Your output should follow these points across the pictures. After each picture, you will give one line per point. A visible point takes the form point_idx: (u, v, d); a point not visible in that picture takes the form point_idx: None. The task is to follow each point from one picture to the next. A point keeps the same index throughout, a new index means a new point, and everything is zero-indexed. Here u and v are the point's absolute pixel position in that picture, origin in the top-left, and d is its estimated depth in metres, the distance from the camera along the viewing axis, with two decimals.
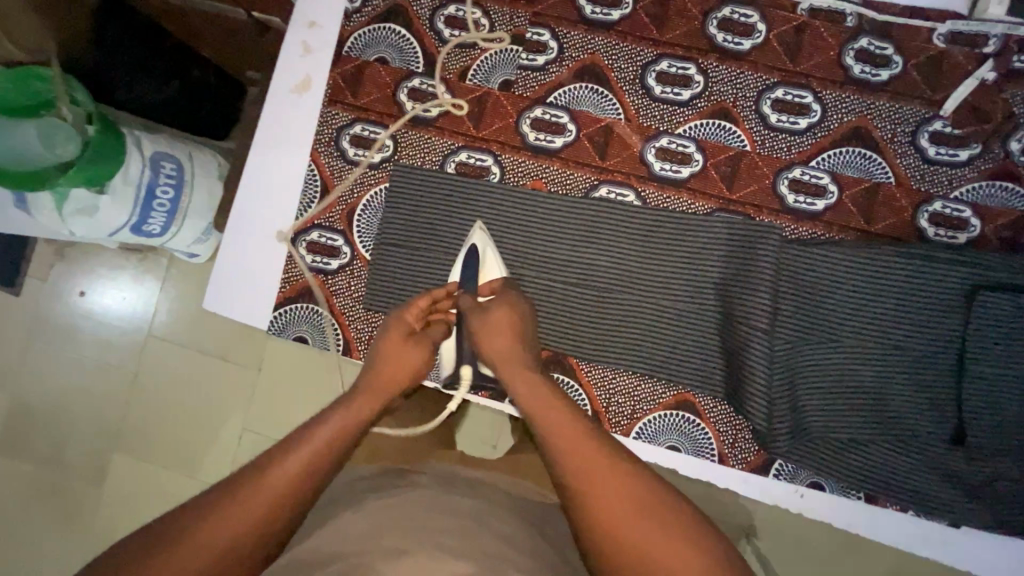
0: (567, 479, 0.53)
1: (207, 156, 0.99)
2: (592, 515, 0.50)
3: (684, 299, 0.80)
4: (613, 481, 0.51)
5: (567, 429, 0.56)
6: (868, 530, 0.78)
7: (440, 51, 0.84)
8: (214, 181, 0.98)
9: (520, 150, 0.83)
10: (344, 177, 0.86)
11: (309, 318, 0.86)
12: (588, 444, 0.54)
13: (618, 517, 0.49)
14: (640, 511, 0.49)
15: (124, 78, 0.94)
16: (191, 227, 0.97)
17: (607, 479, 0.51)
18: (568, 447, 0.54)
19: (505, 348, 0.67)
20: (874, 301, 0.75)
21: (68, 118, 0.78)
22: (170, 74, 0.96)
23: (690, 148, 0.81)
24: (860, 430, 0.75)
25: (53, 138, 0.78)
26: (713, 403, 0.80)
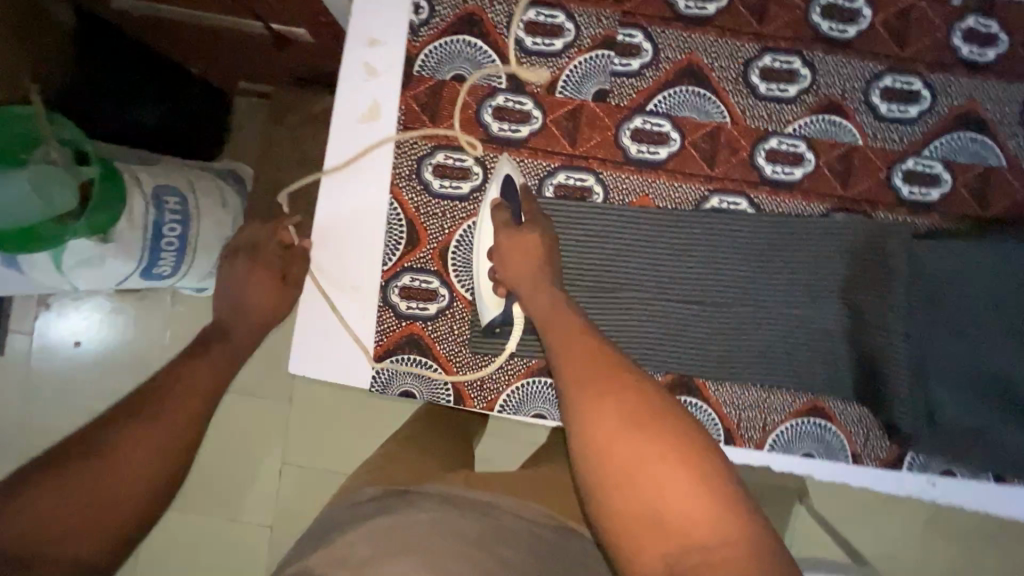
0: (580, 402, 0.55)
1: (211, 183, 1.02)
2: (590, 428, 0.53)
3: (809, 306, 0.78)
4: (610, 394, 0.54)
5: (584, 350, 0.59)
6: (996, 508, 0.80)
7: (524, 63, 0.77)
8: (221, 214, 1.01)
9: (623, 165, 0.78)
10: (432, 213, 0.78)
11: (414, 369, 0.79)
12: (597, 367, 0.57)
13: (608, 429, 0.52)
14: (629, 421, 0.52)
15: (144, 107, 0.95)
16: (201, 262, 1.00)
17: (608, 391, 0.55)
18: (575, 363, 0.58)
19: (525, 268, 0.68)
20: (1006, 288, 0.74)
21: (61, 162, 0.73)
22: (163, 97, 0.97)
23: (801, 147, 0.77)
24: (994, 420, 0.75)
25: (47, 187, 0.72)
26: (844, 406, 0.80)
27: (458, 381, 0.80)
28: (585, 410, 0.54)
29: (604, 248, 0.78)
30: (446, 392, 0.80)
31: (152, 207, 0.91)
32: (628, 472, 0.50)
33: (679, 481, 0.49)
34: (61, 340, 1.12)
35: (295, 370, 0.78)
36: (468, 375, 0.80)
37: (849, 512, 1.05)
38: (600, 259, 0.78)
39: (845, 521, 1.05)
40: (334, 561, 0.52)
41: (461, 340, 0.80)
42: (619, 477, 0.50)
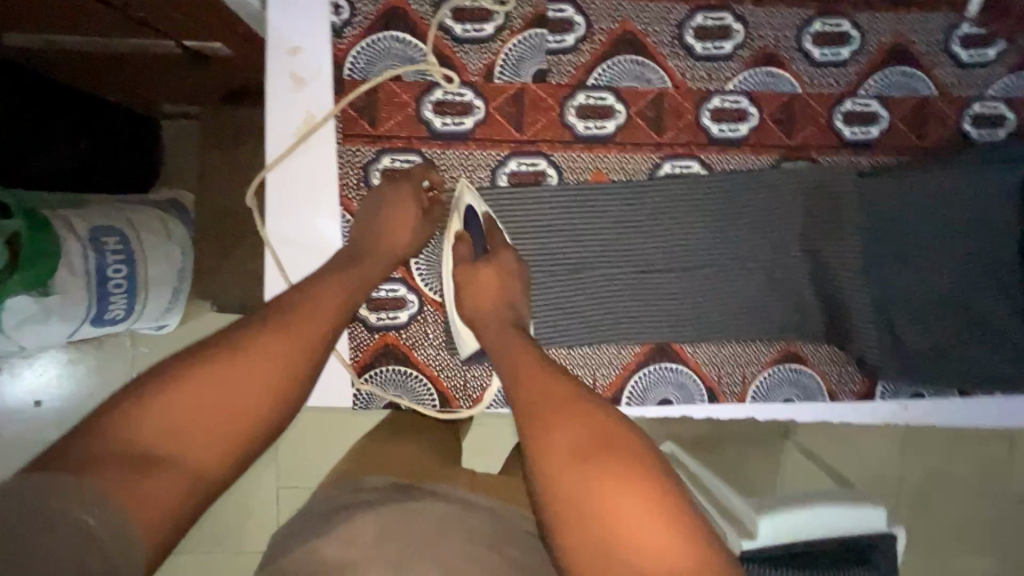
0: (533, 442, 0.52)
1: (151, 217, 0.97)
2: (548, 466, 0.50)
3: (770, 257, 0.79)
4: (567, 421, 0.52)
5: (544, 384, 0.56)
6: (962, 418, 0.85)
7: (457, 52, 0.74)
8: (165, 247, 0.97)
9: (572, 144, 0.77)
10: None
11: (395, 380, 0.79)
12: (555, 395, 0.54)
13: (566, 457, 0.50)
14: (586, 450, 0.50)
15: (65, 141, 0.87)
16: (155, 301, 0.98)
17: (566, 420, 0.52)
18: (532, 391, 0.55)
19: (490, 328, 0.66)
20: (948, 212, 0.77)
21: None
22: (82, 129, 0.89)
23: (744, 102, 0.78)
24: (953, 337, 0.79)
25: None
26: (814, 347, 0.83)
27: (441, 384, 0.79)
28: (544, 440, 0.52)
29: (566, 229, 0.77)
30: (431, 397, 0.79)
31: (91, 253, 0.87)
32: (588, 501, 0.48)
33: (640, 512, 0.47)
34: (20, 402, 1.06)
35: None
36: (450, 377, 0.79)
37: (829, 441, 1.10)
38: (564, 241, 0.77)
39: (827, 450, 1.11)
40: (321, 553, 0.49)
41: (437, 343, 0.79)
42: (580, 507, 0.48)
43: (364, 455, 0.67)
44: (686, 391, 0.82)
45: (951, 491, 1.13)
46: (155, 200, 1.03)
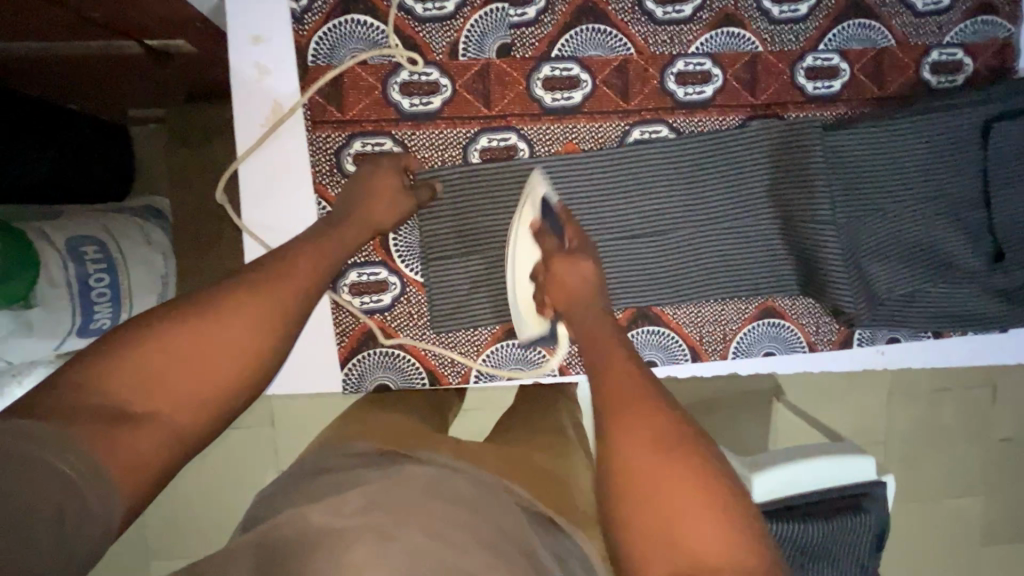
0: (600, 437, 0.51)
1: (126, 223, 0.97)
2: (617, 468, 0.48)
3: (742, 215, 0.81)
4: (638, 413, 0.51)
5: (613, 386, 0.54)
6: (938, 359, 0.88)
7: (420, 32, 0.74)
8: (143, 251, 0.97)
9: (541, 117, 0.78)
10: None
11: (383, 362, 0.80)
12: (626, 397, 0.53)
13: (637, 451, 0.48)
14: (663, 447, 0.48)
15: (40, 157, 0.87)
16: (139, 308, 0.95)
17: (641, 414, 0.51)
18: (616, 384, 0.54)
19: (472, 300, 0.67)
20: (909, 159, 0.79)
21: None
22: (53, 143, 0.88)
23: (707, 64, 0.79)
24: (921, 281, 0.82)
25: None
26: (792, 301, 0.85)
27: (428, 363, 0.80)
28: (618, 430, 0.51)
29: None
30: (420, 376, 0.81)
31: (70, 261, 0.86)
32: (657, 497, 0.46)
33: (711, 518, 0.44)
34: None
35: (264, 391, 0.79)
36: (438, 355, 0.80)
37: (814, 395, 1.13)
38: None
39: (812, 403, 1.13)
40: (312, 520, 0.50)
41: (422, 323, 0.80)
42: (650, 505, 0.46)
43: (354, 426, 0.68)
44: (669, 352, 0.84)
45: (932, 434, 1.16)
46: (132, 205, 1.03)
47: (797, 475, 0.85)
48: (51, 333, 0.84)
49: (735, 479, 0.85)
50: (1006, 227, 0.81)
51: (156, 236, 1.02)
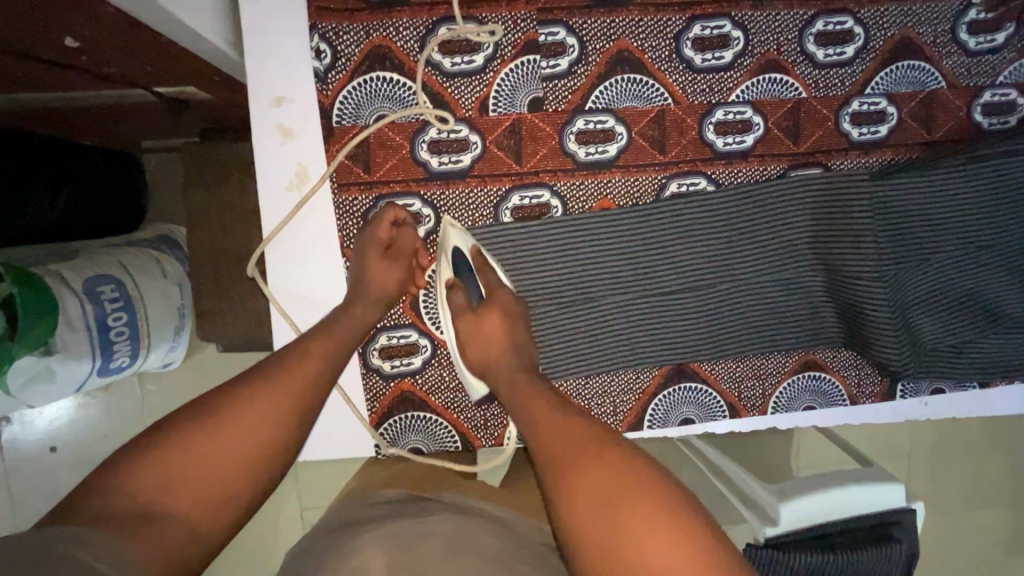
0: (552, 471, 0.52)
1: (140, 258, 0.96)
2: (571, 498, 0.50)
3: (784, 269, 0.78)
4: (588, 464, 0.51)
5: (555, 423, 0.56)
6: (983, 409, 0.85)
7: (448, 87, 0.71)
8: (159, 284, 0.96)
9: (575, 172, 0.74)
10: None
11: (414, 427, 0.78)
12: (574, 437, 0.54)
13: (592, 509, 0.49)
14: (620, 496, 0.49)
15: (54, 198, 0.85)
16: (158, 339, 0.97)
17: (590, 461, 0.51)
18: (552, 440, 0.54)
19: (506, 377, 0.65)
20: (959, 209, 0.76)
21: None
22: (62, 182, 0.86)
23: (747, 113, 0.75)
24: (966, 333, 0.79)
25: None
26: (833, 354, 0.82)
27: (461, 427, 0.78)
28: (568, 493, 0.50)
29: (576, 260, 0.76)
30: (452, 441, 0.79)
31: (87, 303, 0.86)
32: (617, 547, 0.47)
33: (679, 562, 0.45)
34: (32, 450, 1.05)
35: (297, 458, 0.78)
36: (471, 418, 0.78)
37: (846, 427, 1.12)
38: (574, 271, 0.76)
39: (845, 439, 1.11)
40: None
41: (454, 386, 0.78)
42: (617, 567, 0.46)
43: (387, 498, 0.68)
44: (707, 409, 0.81)
45: (965, 469, 1.14)
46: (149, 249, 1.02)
47: (832, 503, 0.83)
48: (69, 376, 0.87)
49: (761, 505, 0.86)
50: None
51: (171, 266, 1.00)
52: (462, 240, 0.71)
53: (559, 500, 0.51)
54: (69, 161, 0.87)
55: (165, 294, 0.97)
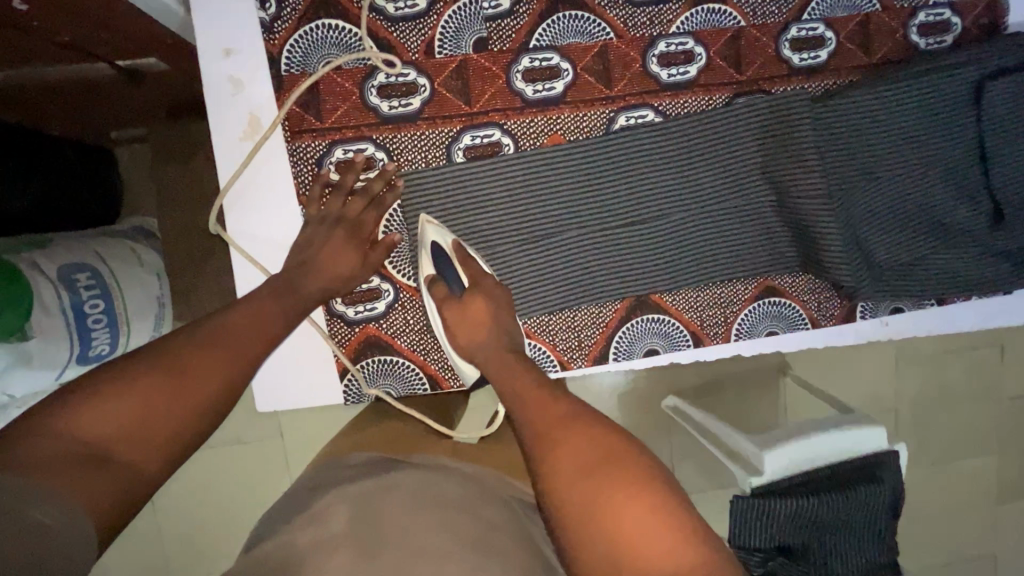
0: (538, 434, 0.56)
1: (117, 249, 0.95)
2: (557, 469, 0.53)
3: (735, 195, 0.80)
4: (574, 436, 0.55)
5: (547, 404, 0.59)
6: (943, 326, 0.86)
7: (394, 32, 0.73)
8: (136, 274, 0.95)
9: (524, 110, 0.76)
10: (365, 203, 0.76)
11: (382, 370, 0.79)
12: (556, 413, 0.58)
13: (573, 479, 0.52)
14: (603, 462, 0.52)
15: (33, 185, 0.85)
16: (139, 332, 0.95)
17: (573, 435, 0.55)
18: (539, 414, 0.58)
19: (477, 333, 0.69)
20: (901, 126, 0.78)
21: None
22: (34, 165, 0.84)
23: (689, 43, 0.77)
24: (921, 250, 0.81)
25: None
26: (792, 279, 0.83)
27: (428, 369, 0.79)
28: (553, 466, 0.53)
29: (532, 194, 0.77)
30: (421, 383, 0.80)
31: (63, 289, 0.83)
32: (602, 515, 0.49)
33: (649, 520, 0.49)
34: None
35: (265, 407, 0.78)
36: (438, 359, 0.79)
37: (822, 370, 1.14)
38: (532, 204, 0.77)
39: (819, 379, 1.13)
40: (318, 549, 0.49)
41: (419, 328, 0.79)
42: (592, 520, 0.49)
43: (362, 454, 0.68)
44: (671, 339, 0.82)
45: (942, 403, 1.16)
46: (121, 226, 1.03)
47: (812, 449, 0.90)
48: (47, 364, 0.82)
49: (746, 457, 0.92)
50: (1008, 189, 0.79)
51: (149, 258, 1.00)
52: (439, 235, 0.73)
53: (539, 477, 0.54)
54: (37, 145, 0.86)
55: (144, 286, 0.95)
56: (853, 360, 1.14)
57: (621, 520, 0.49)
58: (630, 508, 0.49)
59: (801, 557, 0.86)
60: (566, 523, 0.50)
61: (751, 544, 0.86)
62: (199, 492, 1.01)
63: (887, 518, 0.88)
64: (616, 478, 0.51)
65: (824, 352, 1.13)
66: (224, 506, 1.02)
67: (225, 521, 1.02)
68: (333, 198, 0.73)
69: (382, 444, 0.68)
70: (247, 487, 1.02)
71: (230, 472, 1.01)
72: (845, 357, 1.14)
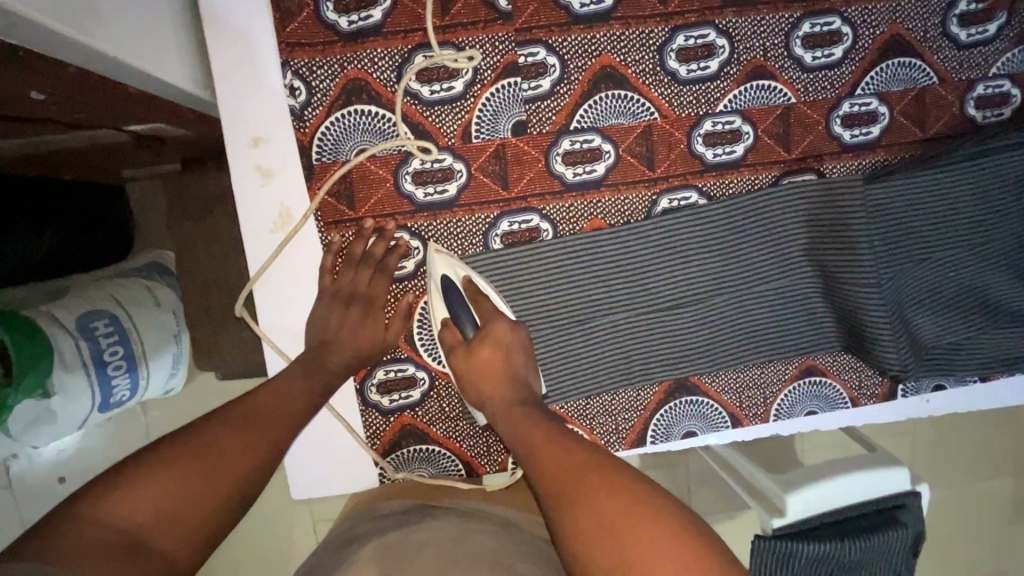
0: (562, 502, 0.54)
1: (134, 288, 0.98)
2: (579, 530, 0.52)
3: (779, 277, 0.77)
4: (595, 488, 0.54)
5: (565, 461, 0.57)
6: (985, 401, 0.85)
7: (429, 116, 0.69)
8: (153, 313, 0.98)
9: (563, 194, 0.73)
10: (394, 292, 0.74)
11: (418, 458, 0.78)
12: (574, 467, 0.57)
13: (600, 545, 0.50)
14: (631, 513, 0.51)
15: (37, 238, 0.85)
16: (158, 370, 0.99)
17: (595, 486, 0.54)
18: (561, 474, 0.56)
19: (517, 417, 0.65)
20: (954, 207, 0.75)
21: None
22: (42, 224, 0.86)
23: (736, 122, 0.73)
24: (964, 331, 0.79)
25: None
26: (834, 358, 0.82)
27: (464, 456, 0.78)
28: (574, 521, 0.52)
29: (572, 281, 0.75)
30: (457, 470, 0.78)
31: (81, 339, 0.88)
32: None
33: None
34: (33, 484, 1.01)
35: (301, 495, 0.77)
36: (473, 446, 0.78)
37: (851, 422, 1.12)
38: (571, 291, 0.75)
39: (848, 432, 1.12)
40: None
41: (455, 416, 0.77)
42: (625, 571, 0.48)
43: None
44: (709, 421, 0.81)
45: (969, 454, 1.15)
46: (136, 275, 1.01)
47: (837, 492, 0.89)
48: (71, 415, 0.90)
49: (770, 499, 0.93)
50: None
51: (165, 291, 1.02)
52: (453, 269, 0.70)
53: (565, 536, 0.52)
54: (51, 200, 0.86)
55: (160, 322, 0.98)
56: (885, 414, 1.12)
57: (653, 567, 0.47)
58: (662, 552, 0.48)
59: None
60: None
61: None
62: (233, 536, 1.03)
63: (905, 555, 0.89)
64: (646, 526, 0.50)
65: None
66: (257, 555, 1.03)
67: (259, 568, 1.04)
68: (367, 291, 0.71)
69: None
70: (280, 541, 1.03)
71: (263, 521, 1.03)
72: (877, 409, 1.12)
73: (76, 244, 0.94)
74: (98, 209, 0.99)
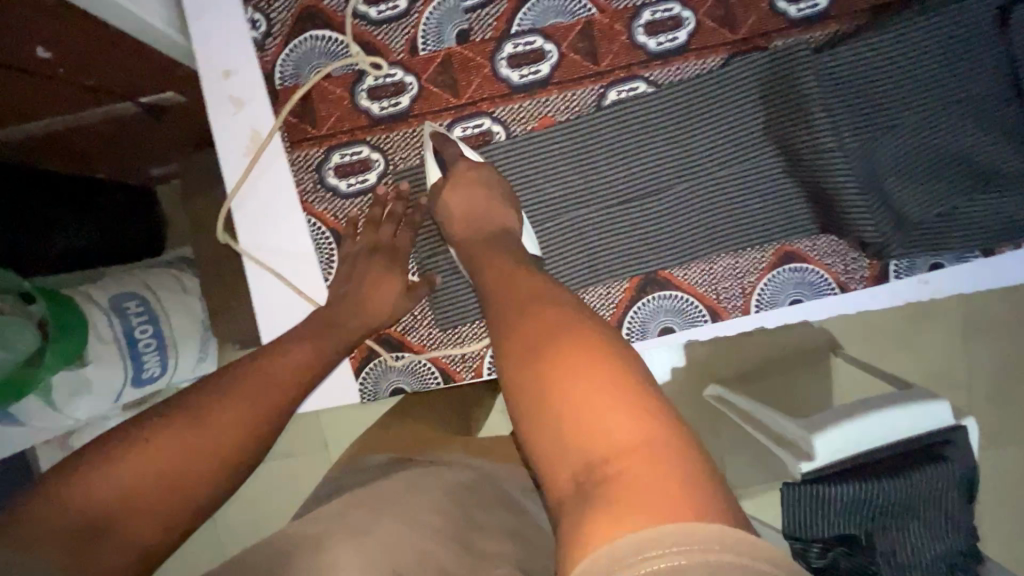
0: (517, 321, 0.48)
1: (162, 274, 0.93)
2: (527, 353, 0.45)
3: (741, 159, 0.76)
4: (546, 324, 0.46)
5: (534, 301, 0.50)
6: (992, 279, 0.79)
7: (378, 34, 0.75)
8: (182, 297, 0.93)
9: (511, 95, 0.76)
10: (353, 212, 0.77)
11: (395, 368, 0.80)
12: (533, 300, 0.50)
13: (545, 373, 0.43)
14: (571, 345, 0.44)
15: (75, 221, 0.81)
16: (187, 352, 0.94)
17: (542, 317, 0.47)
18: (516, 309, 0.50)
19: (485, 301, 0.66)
20: (919, 64, 0.72)
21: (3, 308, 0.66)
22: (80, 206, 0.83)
23: (676, 9, 0.75)
24: (957, 198, 0.74)
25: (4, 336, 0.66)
26: (813, 242, 0.79)
27: (439, 361, 0.80)
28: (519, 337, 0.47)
29: (529, 178, 0.76)
30: (434, 377, 0.80)
31: (114, 318, 0.82)
32: (575, 424, 0.40)
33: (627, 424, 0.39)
34: None
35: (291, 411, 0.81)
36: (448, 351, 0.80)
37: (880, 344, 1.02)
38: (529, 188, 0.77)
39: (882, 362, 1.02)
40: (325, 535, 0.50)
41: (427, 322, 0.80)
42: (547, 415, 0.42)
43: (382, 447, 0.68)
44: (686, 315, 0.79)
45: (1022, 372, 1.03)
46: None
47: (869, 433, 0.76)
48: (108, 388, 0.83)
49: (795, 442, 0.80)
50: None
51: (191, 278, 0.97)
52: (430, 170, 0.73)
53: (502, 380, 0.47)
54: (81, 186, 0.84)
55: (187, 307, 0.93)
56: (919, 336, 1.02)
57: (575, 406, 0.41)
58: (587, 389, 0.41)
59: (867, 547, 0.74)
60: (526, 405, 0.43)
61: (803, 537, 0.76)
62: (246, 500, 1.05)
63: (962, 503, 0.75)
64: (580, 369, 0.42)
65: (883, 325, 1.02)
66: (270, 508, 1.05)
67: (272, 521, 1.05)
68: None
69: (399, 440, 0.69)
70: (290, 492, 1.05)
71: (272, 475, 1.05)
72: (909, 329, 1.02)
73: (109, 229, 0.88)
74: (139, 203, 0.96)
